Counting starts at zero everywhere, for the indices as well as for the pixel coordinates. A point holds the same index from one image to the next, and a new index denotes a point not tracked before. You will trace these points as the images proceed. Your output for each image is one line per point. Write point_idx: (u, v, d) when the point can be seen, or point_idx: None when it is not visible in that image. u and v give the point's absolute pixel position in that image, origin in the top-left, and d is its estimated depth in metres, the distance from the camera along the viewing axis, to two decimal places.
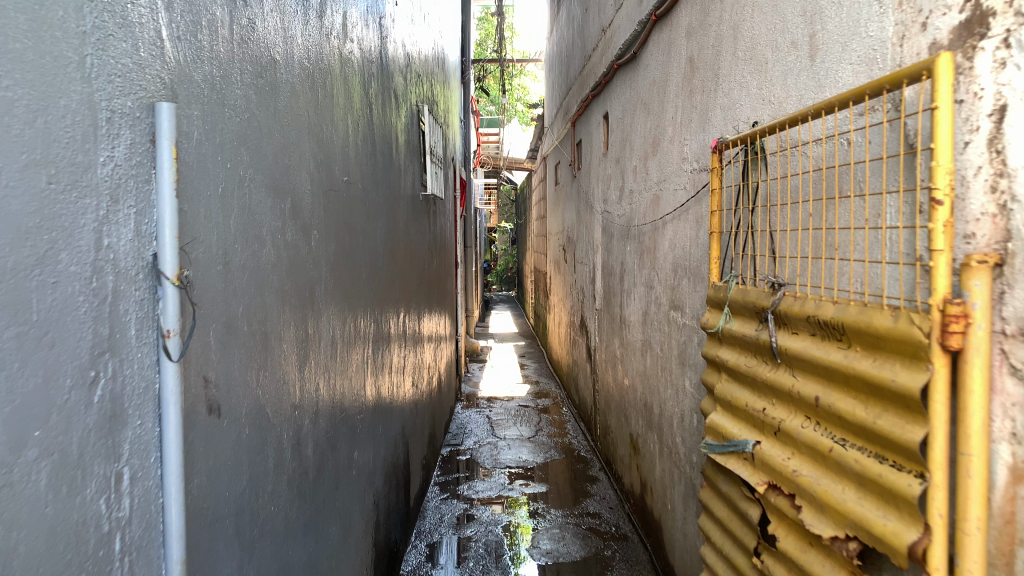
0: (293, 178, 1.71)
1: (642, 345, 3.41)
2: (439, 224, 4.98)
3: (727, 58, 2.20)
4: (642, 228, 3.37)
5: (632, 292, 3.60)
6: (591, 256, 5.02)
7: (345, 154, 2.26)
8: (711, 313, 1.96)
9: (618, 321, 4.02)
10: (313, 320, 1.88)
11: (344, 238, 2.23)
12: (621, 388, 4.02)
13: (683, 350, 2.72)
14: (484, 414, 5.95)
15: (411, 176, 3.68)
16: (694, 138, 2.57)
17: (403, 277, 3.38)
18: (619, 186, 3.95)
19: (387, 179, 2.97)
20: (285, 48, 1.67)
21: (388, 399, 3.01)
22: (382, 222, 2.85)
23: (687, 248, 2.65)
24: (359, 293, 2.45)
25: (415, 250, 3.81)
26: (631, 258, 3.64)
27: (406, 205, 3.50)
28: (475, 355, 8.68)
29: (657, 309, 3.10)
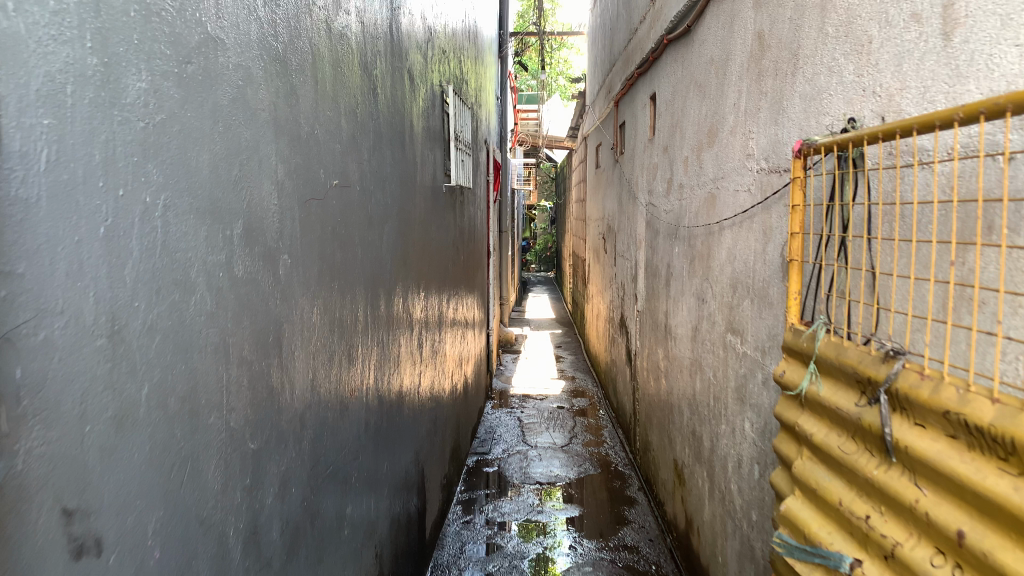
0: (249, 192, 1.33)
1: (690, 364, 2.99)
2: (467, 214, 4.58)
3: (812, 34, 1.75)
4: (693, 231, 2.94)
5: (679, 301, 3.18)
6: (633, 251, 4.59)
7: (339, 150, 1.88)
8: (789, 365, 1.54)
9: (663, 330, 3.59)
10: (285, 366, 1.52)
11: (334, 253, 1.85)
12: (663, 405, 3.61)
13: (741, 383, 2.30)
14: (515, 416, 5.58)
15: (432, 167, 3.28)
16: (762, 131, 2.13)
17: (419, 283, 3.00)
18: (667, 178, 3.51)
19: (399, 174, 2.57)
20: (240, 20, 1.28)
21: (396, 426, 2.63)
22: (392, 225, 2.47)
23: (749, 263, 2.22)
24: (357, 315, 2.08)
25: (436, 249, 3.42)
26: (679, 262, 3.21)
27: (425, 200, 3.11)
28: (508, 345, 8.29)
29: (709, 327, 2.68)
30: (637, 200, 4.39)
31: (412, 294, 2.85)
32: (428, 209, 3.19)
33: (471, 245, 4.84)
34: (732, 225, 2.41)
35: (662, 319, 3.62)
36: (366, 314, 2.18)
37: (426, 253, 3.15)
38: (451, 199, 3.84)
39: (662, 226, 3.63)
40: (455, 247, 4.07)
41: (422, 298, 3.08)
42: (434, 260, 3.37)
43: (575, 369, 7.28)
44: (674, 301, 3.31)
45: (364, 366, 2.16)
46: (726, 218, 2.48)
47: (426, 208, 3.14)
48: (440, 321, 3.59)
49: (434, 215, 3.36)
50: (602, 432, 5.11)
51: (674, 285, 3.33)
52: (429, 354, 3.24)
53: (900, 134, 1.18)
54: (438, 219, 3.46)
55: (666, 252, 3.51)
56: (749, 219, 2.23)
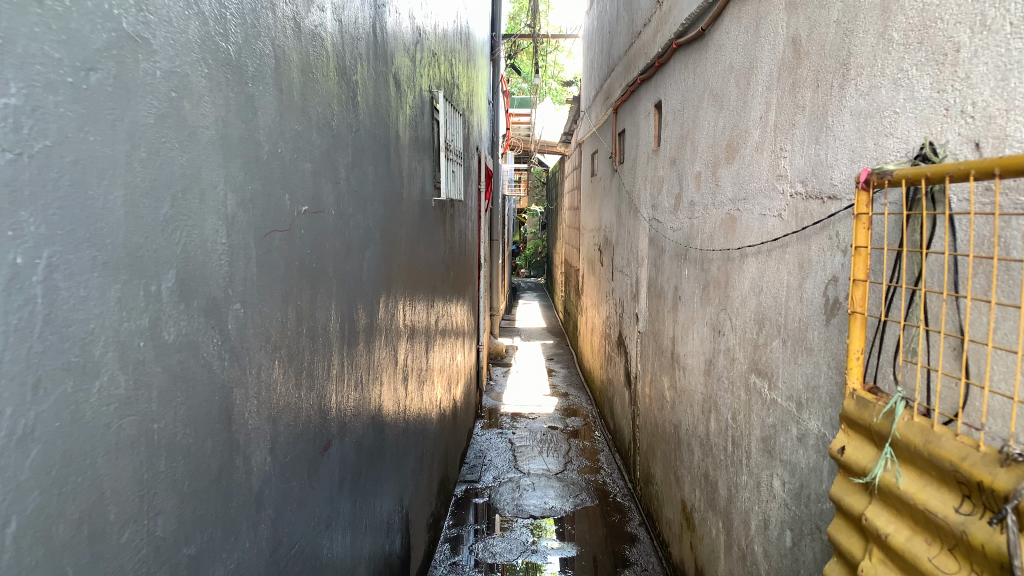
0: (187, 232, 1.05)
1: (703, 401, 2.73)
2: (458, 226, 4.31)
3: (869, 41, 1.49)
4: (708, 255, 2.68)
5: (690, 330, 2.91)
6: (634, 267, 4.33)
7: (311, 170, 1.60)
8: (851, 442, 1.28)
9: (669, 358, 3.33)
10: (238, 440, 1.24)
11: (304, 291, 1.58)
12: (669, 438, 3.36)
13: (769, 433, 2.04)
14: (506, 438, 5.31)
15: (421, 181, 3.01)
16: (797, 150, 1.87)
17: (406, 312, 2.73)
18: (675, 194, 3.25)
19: (384, 192, 2.30)
20: (178, 14, 1.01)
21: (379, 474, 2.36)
22: (376, 249, 2.20)
23: (780, 299, 1.96)
24: (333, 357, 1.80)
25: (425, 269, 3.15)
26: (689, 286, 2.95)
27: (413, 218, 2.84)
28: (499, 358, 8.02)
29: (727, 363, 2.43)
30: (638, 215, 4.14)
31: (398, 326, 2.58)
32: (416, 226, 2.92)
33: (462, 259, 4.57)
34: (758, 253, 2.15)
35: (668, 346, 3.36)
36: (344, 356, 1.90)
37: (415, 276, 2.88)
38: (441, 213, 3.57)
39: (669, 246, 3.37)
40: (446, 264, 3.80)
41: (410, 325, 2.81)
42: (423, 282, 3.10)
43: (568, 385, 7.02)
44: (683, 329, 3.05)
45: (340, 416, 1.88)
46: (751, 245, 2.22)
47: (414, 227, 2.87)
48: (431, 344, 3.32)
49: (424, 233, 3.09)
50: (599, 459, 4.84)
51: (682, 311, 3.07)
52: (416, 384, 2.98)
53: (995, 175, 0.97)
54: (428, 237, 3.18)
55: (673, 274, 3.25)
56: (781, 249, 1.97)
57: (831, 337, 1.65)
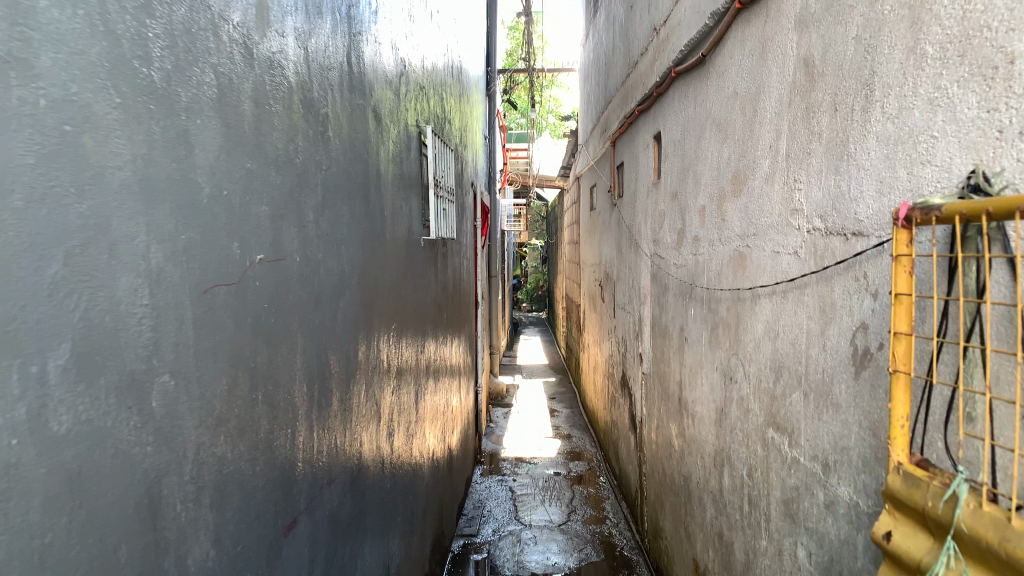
0: (93, 297, 0.86)
1: (715, 453, 2.52)
2: (451, 266, 4.13)
3: (896, 58, 1.32)
4: (716, 295, 2.49)
5: (699, 375, 2.72)
6: (636, 305, 4.13)
7: (269, 213, 1.42)
8: (899, 528, 1.08)
9: (676, 403, 3.13)
10: (171, 538, 1.05)
11: (261, 351, 1.39)
12: (678, 490, 3.14)
13: (790, 496, 1.83)
14: (507, 486, 5.08)
15: (408, 221, 2.84)
16: (814, 181, 1.69)
17: (392, 363, 2.54)
18: (678, 229, 3.08)
19: (363, 234, 2.12)
20: (78, 32, 0.83)
21: (362, 543, 2.15)
22: (354, 297, 2.01)
23: (801, 346, 1.77)
24: (300, 422, 1.61)
25: (414, 313, 2.96)
26: (696, 327, 2.76)
27: (399, 260, 2.66)
28: (500, 398, 7.79)
29: (741, 414, 2.23)
30: (640, 251, 3.96)
31: (383, 378, 2.38)
32: (403, 269, 2.75)
33: (456, 299, 4.39)
34: (773, 294, 1.96)
35: (674, 391, 3.16)
36: (315, 419, 1.71)
37: (402, 323, 2.70)
38: (432, 253, 3.39)
39: (674, 284, 3.18)
40: (437, 306, 3.62)
41: (397, 377, 2.62)
42: (412, 327, 2.91)
43: (570, 426, 6.79)
44: (691, 374, 2.85)
45: (311, 487, 1.68)
46: (764, 285, 2.03)
47: (401, 270, 2.69)
48: (421, 393, 3.12)
49: (412, 275, 2.91)
50: (604, 507, 4.61)
51: (689, 355, 2.87)
52: (405, 439, 2.78)
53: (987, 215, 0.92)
54: (417, 280, 3.00)
55: (679, 314, 3.06)
56: (799, 290, 1.78)
57: (861, 392, 1.45)
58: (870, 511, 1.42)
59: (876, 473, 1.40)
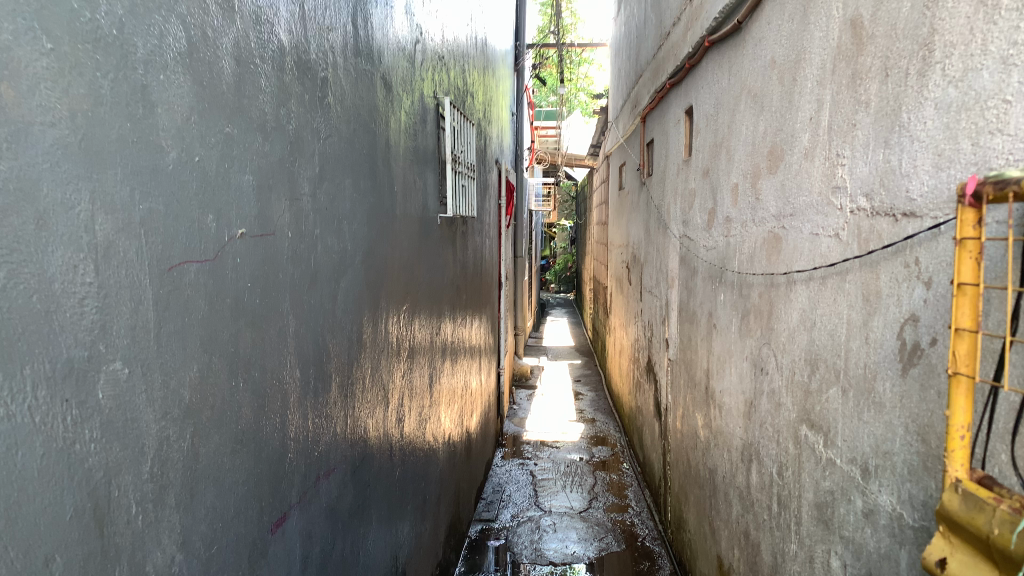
0: (13, 275, 0.74)
1: (743, 448, 2.38)
2: (472, 244, 4.00)
3: (961, 12, 1.15)
4: (748, 280, 2.33)
5: (728, 364, 2.56)
6: (663, 288, 3.97)
7: (254, 183, 1.30)
8: (956, 555, 0.95)
9: (703, 393, 2.98)
10: (124, 546, 0.93)
11: (243, 334, 1.27)
12: (703, 483, 2.99)
13: (824, 500, 1.69)
14: (528, 470, 4.97)
15: (422, 197, 2.71)
16: (859, 157, 1.53)
17: (404, 346, 2.42)
18: (708, 209, 2.91)
19: (371, 210, 1.99)
20: None
21: (368, 534, 2.05)
22: (358, 277, 1.89)
23: (840, 338, 1.62)
24: (292, 410, 1.49)
25: (429, 292, 2.84)
26: (725, 313, 2.60)
27: (412, 238, 2.53)
28: (524, 379, 7.68)
29: (772, 407, 2.07)
30: (668, 232, 3.79)
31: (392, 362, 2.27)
32: (417, 247, 2.62)
33: (477, 279, 4.26)
34: (809, 280, 1.80)
35: (701, 380, 3.01)
36: (310, 406, 1.59)
37: (414, 303, 2.58)
38: (450, 230, 3.26)
39: (702, 267, 3.02)
40: (456, 285, 3.49)
41: (409, 360, 2.50)
42: (426, 307, 2.79)
43: (595, 410, 6.65)
44: (719, 363, 2.70)
45: (305, 480, 1.57)
46: (800, 270, 1.87)
47: (414, 249, 2.56)
48: (437, 374, 3.00)
49: (427, 254, 2.79)
50: (627, 495, 4.48)
51: (718, 342, 2.72)
52: (417, 424, 2.66)
53: (985, 197, 0.92)
54: (432, 258, 2.88)
55: (708, 299, 2.90)
56: (840, 276, 1.63)
57: (908, 392, 1.30)
58: (916, 525, 1.27)
59: (924, 483, 1.25)
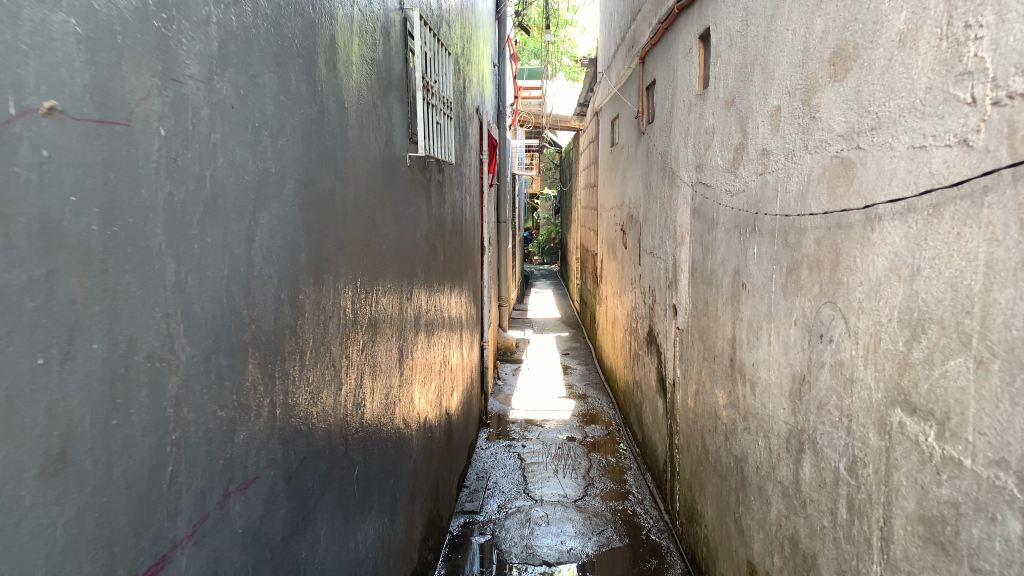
0: None
1: (791, 435, 1.91)
2: (450, 198, 3.48)
3: None
4: (799, 223, 1.85)
5: (765, 330, 2.09)
6: (670, 247, 3.50)
7: (81, 35, 0.80)
8: None
9: (727, 366, 2.51)
10: None
11: (60, 277, 0.77)
12: (727, 474, 2.54)
13: (936, 515, 1.22)
14: (516, 452, 4.51)
15: (386, 130, 2.20)
16: (1008, 19, 1.05)
17: (362, 313, 1.93)
18: (735, 145, 2.44)
19: (311, 127, 1.49)
20: None
21: (315, 558, 1.56)
22: (289, 214, 1.39)
23: (969, 288, 1.14)
24: (175, 400, 1.00)
25: (397, 248, 2.34)
26: (762, 268, 2.14)
27: (373, 178, 2.03)
28: (509, 353, 7.22)
29: (841, 385, 1.60)
30: (678, 182, 3.30)
31: (346, 333, 1.77)
32: (380, 190, 2.12)
33: (456, 240, 3.75)
34: (909, 212, 1.33)
35: (724, 351, 2.55)
36: (211, 393, 1.09)
37: (377, 262, 2.08)
38: (423, 176, 2.75)
39: (726, 217, 2.54)
40: (430, 243, 2.98)
41: (370, 330, 2.00)
42: (393, 266, 2.29)
43: (586, 385, 6.20)
44: (751, 330, 2.23)
45: (204, 502, 1.08)
46: (889, 201, 1.40)
47: (376, 192, 2.06)
48: (408, 346, 2.51)
49: (394, 201, 2.29)
50: (626, 481, 4.03)
51: (750, 305, 2.24)
52: (383, 408, 2.17)
53: None
54: (400, 206, 2.37)
55: (735, 254, 2.43)
56: (970, 199, 1.14)
57: None
58: None
59: None
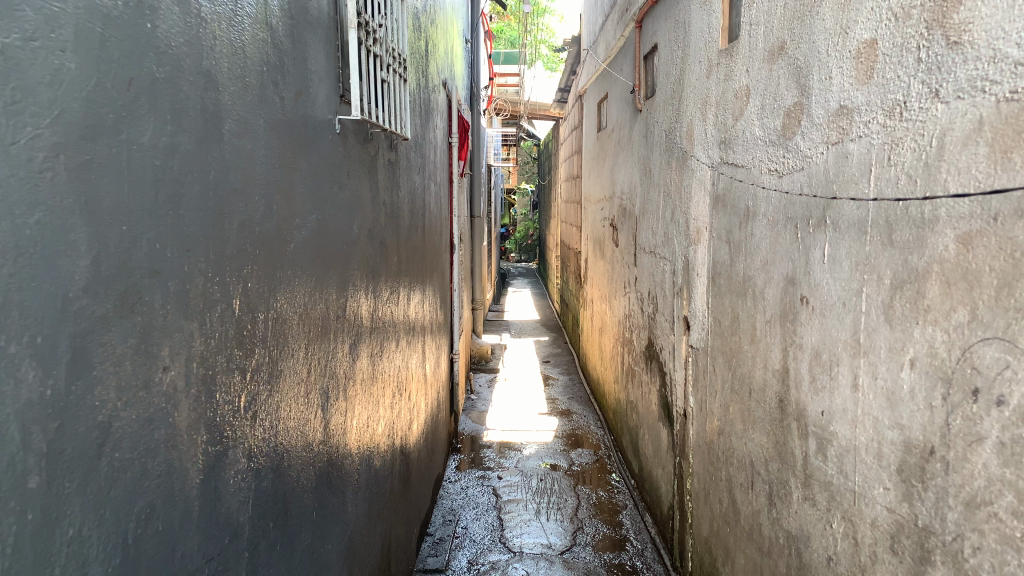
0: None
1: (899, 533, 1.28)
2: (406, 185, 2.82)
3: None
4: (922, 212, 1.22)
5: (850, 368, 1.46)
6: (679, 246, 2.86)
7: None
8: None
9: (773, 408, 1.88)
10: None
11: None
12: (770, 551, 1.91)
13: None
14: (491, 487, 3.85)
15: (298, 77, 1.53)
16: None
17: (248, 349, 1.26)
18: (787, 109, 1.81)
19: (107, 32, 0.82)
20: None
21: None
22: (34, 186, 0.72)
23: None
24: None
25: (318, 247, 1.66)
26: (842, 276, 1.50)
27: (272, 147, 1.36)
28: (484, 362, 6.55)
29: (1022, 479, 0.98)
30: (692, 164, 2.67)
31: (209, 385, 1.10)
32: (286, 162, 1.45)
33: (417, 237, 3.09)
34: None
35: (769, 386, 1.92)
36: None
37: (278, 270, 1.41)
38: (364, 152, 2.09)
39: (773, 207, 1.91)
40: (378, 239, 2.32)
41: (264, 372, 1.34)
42: (311, 273, 1.61)
43: (569, 399, 5.55)
44: (822, 361, 1.60)
45: None
46: None
47: (277, 166, 1.40)
48: (338, 383, 1.84)
49: (311, 181, 1.62)
50: (621, 524, 3.40)
51: (820, 327, 1.61)
52: (292, 479, 1.51)
53: None
54: (323, 189, 1.70)
55: (791, 254, 1.79)
56: None
57: None
58: None
59: None
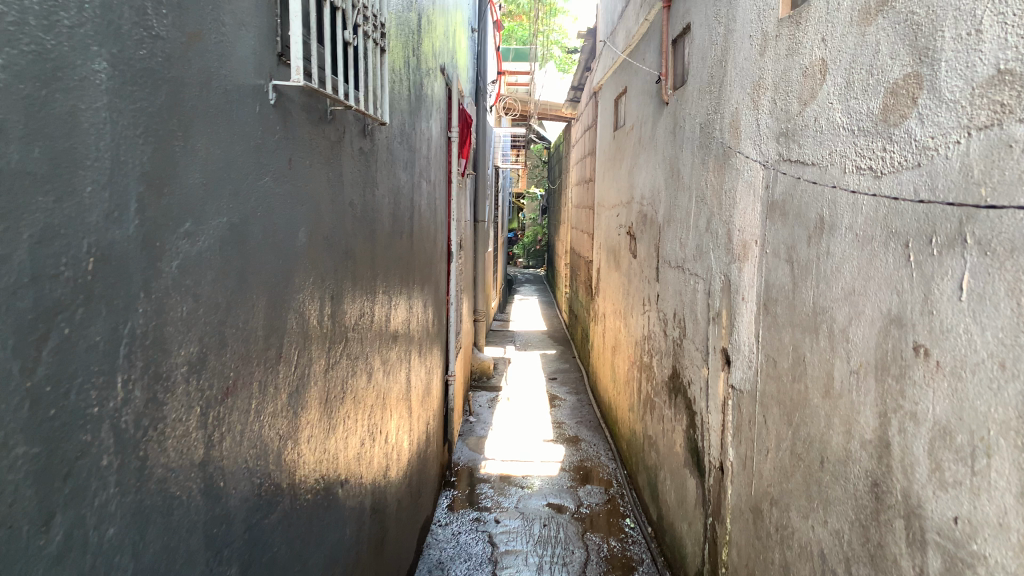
0: None
1: None
2: (388, 182, 2.34)
3: None
4: None
5: (1015, 466, 0.97)
6: (716, 263, 2.35)
7: None
8: None
9: (862, 492, 1.39)
10: None
11: None
12: None
13: None
14: (488, 533, 3.36)
15: (196, 17, 1.05)
16: None
17: (57, 436, 0.77)
18: (893, 85, 1.32)
19: None
20: None
21: None
22: None
23: None
24: None
25: (227, 264, 1.17)
26: (1001, 327, 1.01)
27: (132, 113, 0.88)
28: (486, 378, 6.05)
29: None
30: (737, 163, 2.17)
31: None
32: (165, 138, 0.97)
33: (400, 246, 2.60)
34: None
35: (856, 460, 1.42)
36: None
37: (144, 302, 0.93)
38: (319, 137, 1.60)
39: (869, 219, 1.41)
40: (340, 249, 1.83)
41: (104, 466, 0.85)
42: (211, 300, 1.12)
43: (578, 423, 5.05)
44: (956, 444, 1.10)
45: None
46: None
47: (141, 140, 0.91)
48: (265, 451, 1.35)
49: (215, 170, 1.12)
50: None
51: (952, 394, 1.12)
52: None
53: None
54: (238, 185, 1.21)
55: (898, 285, 1.29)
56: None
57: None
58: None
59: None
